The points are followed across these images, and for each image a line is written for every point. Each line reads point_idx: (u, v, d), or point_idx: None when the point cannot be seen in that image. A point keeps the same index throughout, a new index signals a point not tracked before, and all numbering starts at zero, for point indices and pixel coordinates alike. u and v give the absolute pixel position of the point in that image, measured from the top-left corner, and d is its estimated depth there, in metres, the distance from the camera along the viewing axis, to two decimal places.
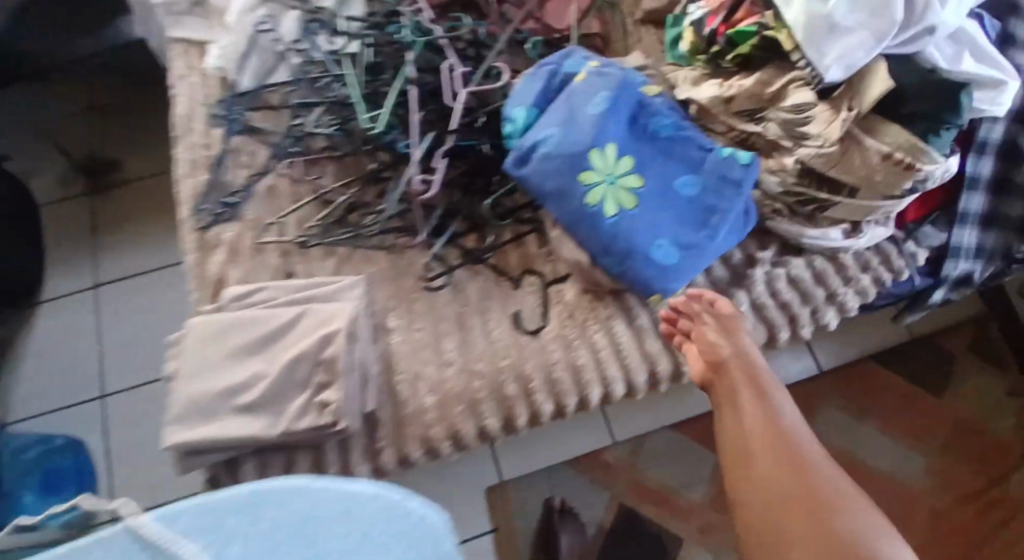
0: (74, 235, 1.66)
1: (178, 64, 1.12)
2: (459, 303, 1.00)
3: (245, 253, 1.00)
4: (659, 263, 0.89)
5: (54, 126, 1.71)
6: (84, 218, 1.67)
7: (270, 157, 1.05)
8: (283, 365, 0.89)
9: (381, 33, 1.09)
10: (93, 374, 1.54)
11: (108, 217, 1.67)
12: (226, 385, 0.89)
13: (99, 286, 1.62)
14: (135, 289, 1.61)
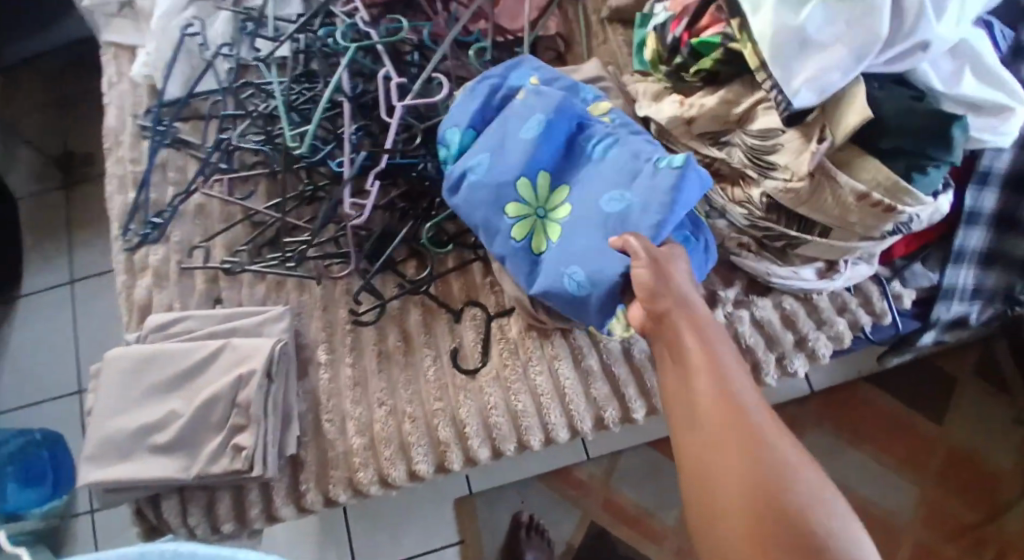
0: (49, 229, 1.65)
1: (110, 71, 1.09)
2: (393, 336, 0.95)
3: (171, 277, 0.96)
4: (575, 296, 0.76)
5: (25, 120, 1.70)
6: (60, 214, 1.65)
7: (198, 172, 1.01)
8: (198, 406, 0.83)
9: (313, 36, 1.03)
10: (71, 372, 1.55)
11: (81, 211, 1.66)
12: (139, 426, 0.83)
13: (75, 282, 1.61)
14: (105, 287, 1.59)
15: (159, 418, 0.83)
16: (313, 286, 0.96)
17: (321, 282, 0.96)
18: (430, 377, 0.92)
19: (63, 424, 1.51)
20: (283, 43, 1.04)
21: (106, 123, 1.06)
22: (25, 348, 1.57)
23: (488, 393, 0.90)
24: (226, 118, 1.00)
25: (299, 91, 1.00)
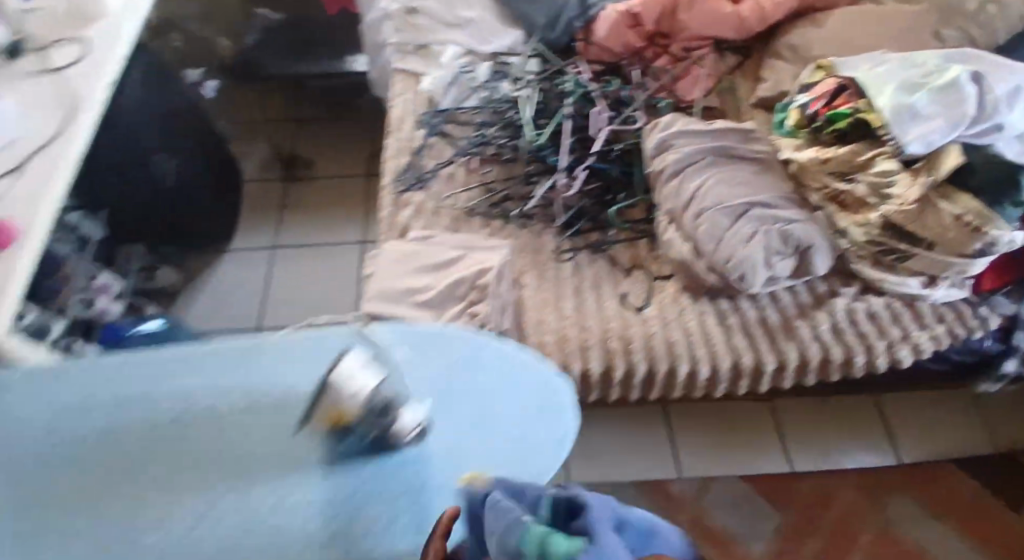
0: (268, 208, 2.02)
1: (400, 86, 1.55)
2: (579, 277, 1.25)
3: (426, 213, 1.34)
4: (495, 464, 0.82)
5: (270, 126, 2.17)
6: (278, 198, 2.04)
7: (455, 153, 1.43)
8: (447, 283, 1.15)
9: (549, 83, 1.47)
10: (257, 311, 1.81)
11: (296, 199, 2.04)
12: (405, 287, 1.16)
13: (278, 247, 1.94)
14: (310, 254, 1.93)
15: (419, 285, 1.16)
16: (526, 235, 1.32)
17: (531, 234, 1.32)
18: (607, 308, 1.21)
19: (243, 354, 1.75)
20: (527, 84, 1.48)
21: (393, 115, 1.51)
22: (225, 283, 1.86)
23: (651, 325, 1.19)
24: (484, 123, 1.46)
25: (536, 112, 1.43)
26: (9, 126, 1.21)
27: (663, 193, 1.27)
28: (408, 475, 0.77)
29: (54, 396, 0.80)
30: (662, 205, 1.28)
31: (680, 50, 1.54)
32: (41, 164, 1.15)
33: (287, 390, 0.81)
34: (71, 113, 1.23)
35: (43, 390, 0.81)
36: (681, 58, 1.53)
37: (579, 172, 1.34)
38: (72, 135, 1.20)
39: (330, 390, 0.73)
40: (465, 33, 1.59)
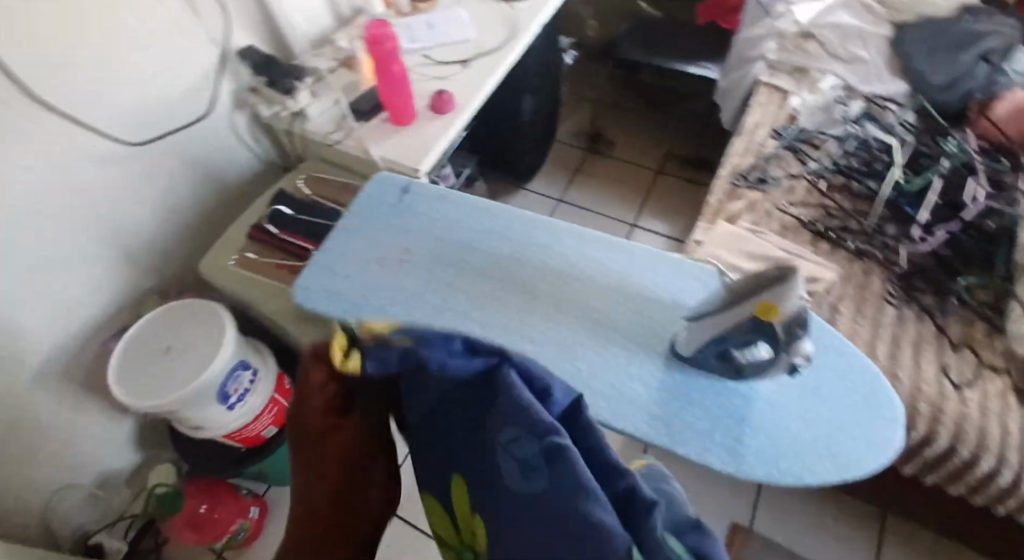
0: (564, 166, 2.12)
1: (762, 96, 1.57)
2: (899, 330, 1.21)
3: (758, 211, 1.37)
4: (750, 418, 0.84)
5: (587, 98, 2.23)
6: (575, 161, 2.12)
7: (803, 171, 1.43)
8: None
9: (929, 141, 1.40)
10: None
11: (591, 170, 2.10)
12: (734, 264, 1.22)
13: (562, 200, 2.04)
14: (585, 218, 1.99)
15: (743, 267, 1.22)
16: (854, 268, 1.29)
17: (860, 270, 1.28)
18: (923, 366, 1.16)
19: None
20: (904, 132, 1.43)
21: (748, 119, 1.54)
22: None
23: (969, 405, 1.11)
24: (846, 153, 1.43)
25: (906, 162, 1.38)
26: (465, 30, 1.54)
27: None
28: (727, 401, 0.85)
29: (477, 222, 1.06)
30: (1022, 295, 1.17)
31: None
32: (483, 64, 1.47)
33: (651, 296, 0.96)
34: (511, 33, 1.51)
35: (472, 215, 1.07)
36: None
37: (938, 232, 1.28)
38: (509, 51, 1.50)
39: (756, 288, 0.75)
40: (849, 70, 1.54)
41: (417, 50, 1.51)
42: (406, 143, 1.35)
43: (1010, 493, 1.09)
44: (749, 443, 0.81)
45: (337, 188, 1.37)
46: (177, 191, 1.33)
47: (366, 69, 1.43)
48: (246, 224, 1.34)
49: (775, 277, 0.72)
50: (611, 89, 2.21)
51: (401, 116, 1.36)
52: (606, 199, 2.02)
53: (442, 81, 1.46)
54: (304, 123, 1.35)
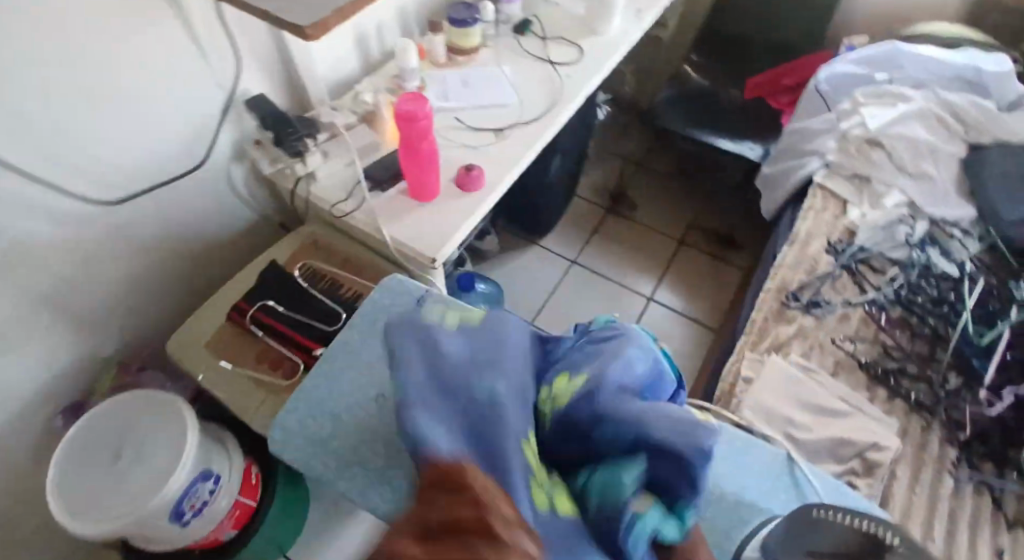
0: (584, 222, 1.88)
1: (818, 200, 1.44)
2: (955, 503, 1.10)
3: (813, 344, 1.23)
4: None
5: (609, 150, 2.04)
6: (596, 221, 1.88)
7: (861, 297, 1.30)
8: (831, 437, 1.09)
9: (998, 282, 1.29)
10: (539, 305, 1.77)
11: (611, 229, 1.87)
12: (792, 416, 1.11)
13: (578, 260, 1.81)
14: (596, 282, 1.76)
15: (795, 419, 1.11)
16: (911, 421, 1.18)
17: (916, 426, 1.18)
18: (981, 552, 1.05)
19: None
20: (971, 267, 1.32)
21: (801, 224, 1.40)
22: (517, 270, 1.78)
23: None
24: (908, 283, 1.31)
25: (975, 305, 1.26)
26: (506, 92, 1.37)
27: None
28: None
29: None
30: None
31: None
32: (522, 135, 1.29)
33: (717, 484, 0.87)
34: (558, 101, 1.34)
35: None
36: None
37: (1005, 392, 1.15)
38: (552, 120, 1.31)
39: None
40: (916, 187, 1.40)
41: (453, 108, 1.34)
42: (427, 222, 1.17)
43: None
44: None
45: (337, 263, 1.17)
46: (174, 254, 1.17)
47: (391, 131, 1.27)
48: (228, 298, 1.14)
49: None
50: (642, 145, 2.03)
51: (421, 188, 1.17)
52: (624, 267, 1.79)
53: (472, 151, 1.27)
54: (312, 187, 1.18)
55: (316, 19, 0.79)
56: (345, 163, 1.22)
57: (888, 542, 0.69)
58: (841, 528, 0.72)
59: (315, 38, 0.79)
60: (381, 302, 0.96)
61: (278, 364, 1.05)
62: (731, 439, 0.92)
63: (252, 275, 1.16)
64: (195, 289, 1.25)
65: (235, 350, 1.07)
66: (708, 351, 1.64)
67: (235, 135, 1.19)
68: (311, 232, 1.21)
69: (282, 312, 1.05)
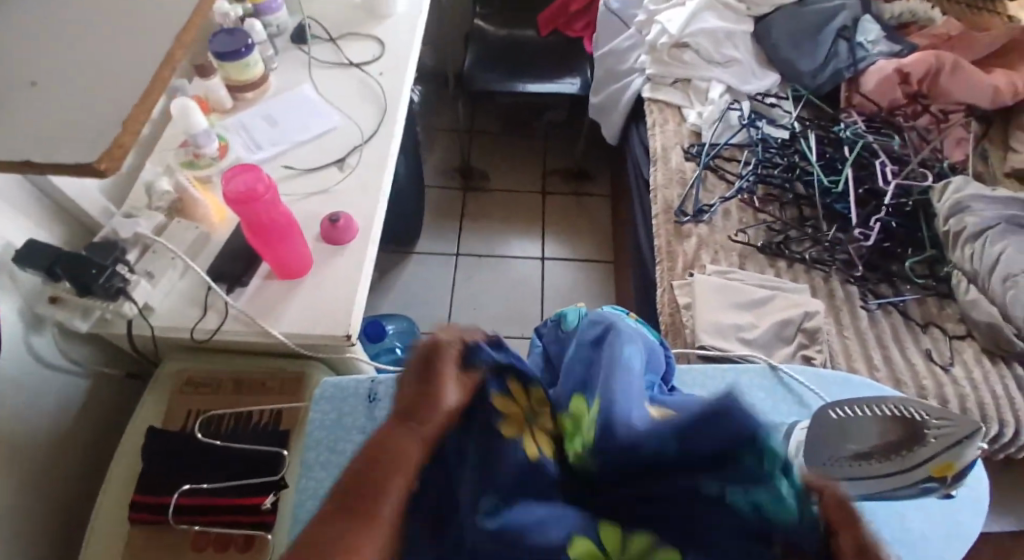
0: (445, 216, 1.85)
1: (657, 115, 1.51)
2: (878, 329, 1.22)
3: (715, 247, 1.29)
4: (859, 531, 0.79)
5: (437, 135, 2.02)
6: (455, 207, 1.87)
7: (732, 188, 1.38)
8: (772, 324, 1.16)
9: (823, 129, 1.44)
10: (437, 314, 1.68)
11: (473, 209, 1.87)
12: (735, 322, 1.16)
13: (458, 255, 1.78)
14: (483, 266, 1.76)
15: (739, 323, 1.16)
16: (815, 277, 1.28)
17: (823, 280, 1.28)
18: (914, 362, 1.18)
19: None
20: (799, 127, 1.45)
21: (654, 142, 1.46)
22: (407, 287, 1.72)
23: (963, 385, 1.14)
24: (760, 161, 1.40)
25: (817, 158, 1.39)
26: (325, 114, 1.17)
27: (959, 253, 1.23)
28: None
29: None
30: (957, 263, 1.23)
31: (940, 112, 1.44)
32: (366, 158, 1.11)
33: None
34: (387, 104, 1.18)
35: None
36: (944, 120, 1.43)
37: (874, 223, 1.29)
38: (392, 129, 1.14)
39: (920, 445, 0.70)
40: (727, 71, 1.52)
41: (272, 157, 1.11)
42: (313, 299, 0.94)
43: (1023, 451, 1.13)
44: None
45: (231, 393, 0.95)
46: (14, 478, 0.89)
47: (215, 211, 1.01)
48: (119, 497, 0.89)
49: (943, 427, 0.70)
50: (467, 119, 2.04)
51: (288, 266, 0.94)
52: (504, 235, 1.82)
53: (321, 195, 1.07)
54: (151, 321, 0.91)
55: (102, 146, 0.52)
56: (179, 273, 0.94)
57: (919, 418, 0.72)
58: (871, 421, 0.73)
59: (113, 170, 0.53)
60: (323, 422, 0.82)
61: (225, 542, 0.86)
62: (723, 378, 0.92)
63: (135, 454, 0.92)
64: (65, 497, 0.99)
65: (164, 556, 0.85)
66: (612, 282, 1.73)
67: (17, 304, 0.89)
68: (178, 369, 0.97)
69: (211, 486, 0.86)
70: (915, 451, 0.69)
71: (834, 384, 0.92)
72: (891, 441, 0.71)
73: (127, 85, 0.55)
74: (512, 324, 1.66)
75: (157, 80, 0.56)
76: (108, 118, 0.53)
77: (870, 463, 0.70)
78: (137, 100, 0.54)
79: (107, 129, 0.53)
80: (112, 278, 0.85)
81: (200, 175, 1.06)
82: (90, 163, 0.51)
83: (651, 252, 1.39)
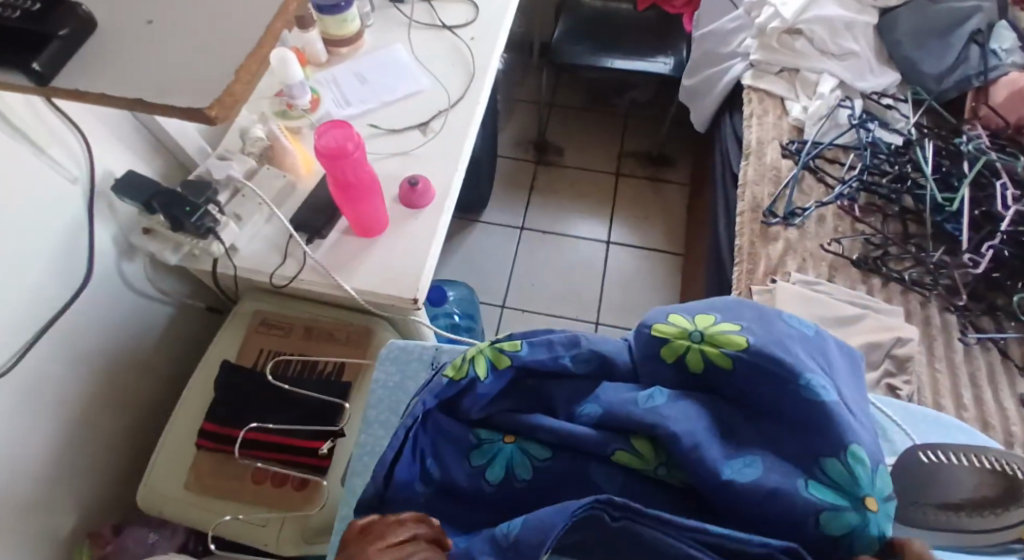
0: (519, 187, 1.82)
1: (757, 107, 1.42)
2: (971, 365, 1.14)
3: (804, 255, 1.22)
4: None
5: (519, 103, 1.98)
6: (530, 179, 1.84)
7: (830, 193, 1.30)
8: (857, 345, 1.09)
9: (942, 140, 1.33)
10: (501, 286, 1.67)
11: (547, 182, 1.84)
12: None
13: (526, 228, 1.76)
14: (553, 242, 1.73)
15: None
16: (909, 301, 1.20)
17: (916, 303, 1.20)
18: (1006, 405, 1.10)
19: (485, 325, 1.61)
20: (915, 133, 1.34)
21: (749, 136, 1.39)
22: (474, 255, 1.71)
23: None
24: (867, 166, 1.31)
25: (932, 171, 1.29)
26: (415, 75, 1.15)
27: None
28: None
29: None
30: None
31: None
32: (453, 122, 1.09)
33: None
34: (476, 70, 1.15)
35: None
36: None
37: (984, 249, 1.17)
38: (481, 94, 1.12)
39: (1016, 507, 0.65)
40: (842, 66, 1.42)
41: (361, 113, 1.11)
42: (386, 262, 0.94)
43: None
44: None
45: (301, 339, 0.97)
46: (96, 394, 0.94)
47: (304, 163, 1.00)
48: (190, 423, 0.93)
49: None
50: (552, 89, 1.99)
51: (367, 224, 0.94)
52: (573, 214, 1.78)
53: (405, 156, 1.06)
54: (235, 262, 0.93)
55: (213, 94, 0.51)
56: (264, 218, 0.96)
57: (1019, 477, 0.67)
58: (966, 470, 0.69)
59: (222, 119, 0.52)
60: (385, 383, 0.82)
61: (282, 480, 0.89)
62: None
63: (208, 386, 0.96)
64: (141, 416, 1.04)
65: (226, 483, 0.89)
66: (678, 275, 1.67)
67: (113, 232, 0.92)
68: (252, 310, 1.00)
69: (275, 426, 0.89)
70: (1010, 512, 0.65)
71: (921, 421, 0.85)
72: (986, 497, 0.66)
73: (242, 33, 0.54)
74: (576, 305, 1.64)
75: (271, 32, 0.54)
76: (223, 66, 0.53)
77: (957, 516, 0.66)
78: (251, 51, 0.53)
79: (215, 75, 0.52)
80: (203, 218, 0.87)
81: (292, 125, 1.07)
82: (201, 108, 0.51)
83: (731, 250, 1.33)
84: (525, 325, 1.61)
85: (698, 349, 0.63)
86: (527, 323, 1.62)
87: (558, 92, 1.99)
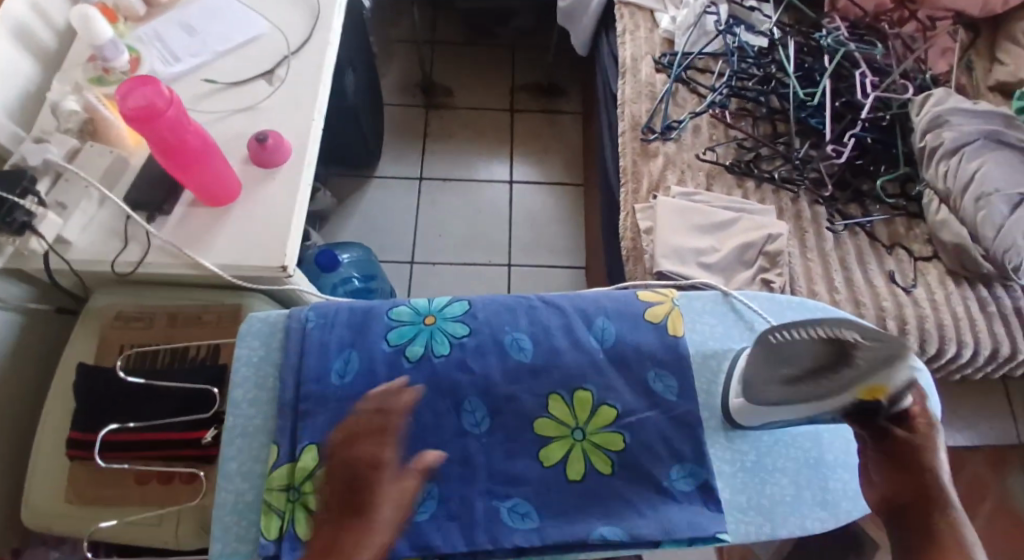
0: (412, 136, 1.82)
1: (628, 24, 1.42)
2: (842, 249, 1.17)
3: (679, 168, 1.24)
4: (811, 466, 0.77)
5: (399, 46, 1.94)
6: (419, 126, 1.83)
7: (706, 102, 1.31)
8: (734, 248, 1.13)
9: (805, 37, 1.36)
10: (404, 243, 1.69)
11: (437, 128, 1.84)
12: (697, 246, 1.13)
13: (423, 178, 1.77)
14: (448, 190, 1.76)
15: (700, 247, 1.13)
16: (783, 199, 1.22)
17: (788, 199, 1.22)
18: (874, 283, 1.13)
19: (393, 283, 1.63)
20: (779, 33, 1.36)
21: (623, 54, 1.38)
22: (373, 216, 1.71)
23: (922, 307, 1.10)
24: (736, 72, 1.33)
25: (795, 68, 1.32)
26: (249, 21, 1.02)
27: (933, 171, 1.16)
28: (787, 446, 0.78)
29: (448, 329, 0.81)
30: (930, 182, 1.16)
31: (928, 19, 1.36)
32: (298, 71, 0.97)
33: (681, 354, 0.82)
34: (319, 10, 1.03)
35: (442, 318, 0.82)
36: (930, 28, 1.35)
37: (847, 139, 1.23)
38: (326, 37, 1.00)
39: (846, 368, 0.67)
40: None
41: (189, 70, 0.97)
42: (243, 230, 0.86)
43: (962, 366, 1.12)
44: (832, 485, 0.77)
45: (164, 329, 0.90)
46: None
47: (131, 133, 0.90)
48: (54, 437, 0.86)
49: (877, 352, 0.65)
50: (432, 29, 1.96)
51: (214, 193, 0.84)
52: (471, 158, 1.80)
53: (251, 113, 0.94)
54: (69, 257, 0.84)
55: None
56: (95, 203, 0.86)
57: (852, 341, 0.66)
58: (803, 344, 0.68)
59: None
60: (250, 358, 0.80)
61: (169, 475, 0.84)
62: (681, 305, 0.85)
63: (67, 397, 0.88)
64: (14, 434, 0.96)
65: (107, 491, 0.83)
66: (579, 204, 1.75)
67: None
68: (106, 305, 0.91)
69: (148, 421, 0.83)
70: (840, 373, 0.67)
71: (786, 307, 0.88)
72: (826, 365, 0.68)
73: None
74: (498, 252, 1.69)
75: None
76: None
77: (805, 388, 0.70)
78: None
79: None
80: (12, 213, 0.77)
81: (107, 92, 0.93)
82: None
83: (616, 172, 1.33)
84: (433, 278, 1.65)
85: (582, 448, 0.75)
86: (433, 275, 1.65)
87: (441, 32, 1.96)
